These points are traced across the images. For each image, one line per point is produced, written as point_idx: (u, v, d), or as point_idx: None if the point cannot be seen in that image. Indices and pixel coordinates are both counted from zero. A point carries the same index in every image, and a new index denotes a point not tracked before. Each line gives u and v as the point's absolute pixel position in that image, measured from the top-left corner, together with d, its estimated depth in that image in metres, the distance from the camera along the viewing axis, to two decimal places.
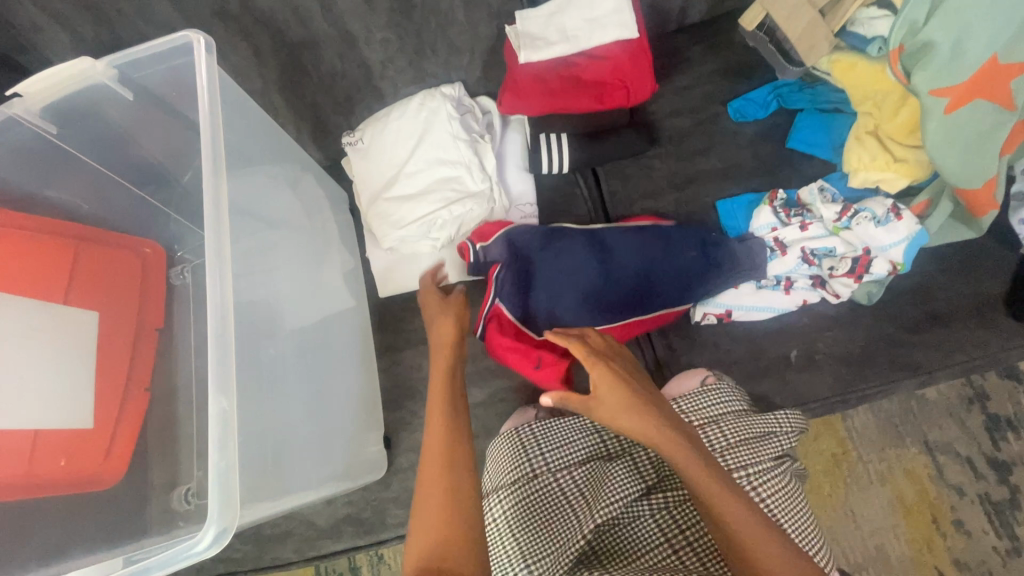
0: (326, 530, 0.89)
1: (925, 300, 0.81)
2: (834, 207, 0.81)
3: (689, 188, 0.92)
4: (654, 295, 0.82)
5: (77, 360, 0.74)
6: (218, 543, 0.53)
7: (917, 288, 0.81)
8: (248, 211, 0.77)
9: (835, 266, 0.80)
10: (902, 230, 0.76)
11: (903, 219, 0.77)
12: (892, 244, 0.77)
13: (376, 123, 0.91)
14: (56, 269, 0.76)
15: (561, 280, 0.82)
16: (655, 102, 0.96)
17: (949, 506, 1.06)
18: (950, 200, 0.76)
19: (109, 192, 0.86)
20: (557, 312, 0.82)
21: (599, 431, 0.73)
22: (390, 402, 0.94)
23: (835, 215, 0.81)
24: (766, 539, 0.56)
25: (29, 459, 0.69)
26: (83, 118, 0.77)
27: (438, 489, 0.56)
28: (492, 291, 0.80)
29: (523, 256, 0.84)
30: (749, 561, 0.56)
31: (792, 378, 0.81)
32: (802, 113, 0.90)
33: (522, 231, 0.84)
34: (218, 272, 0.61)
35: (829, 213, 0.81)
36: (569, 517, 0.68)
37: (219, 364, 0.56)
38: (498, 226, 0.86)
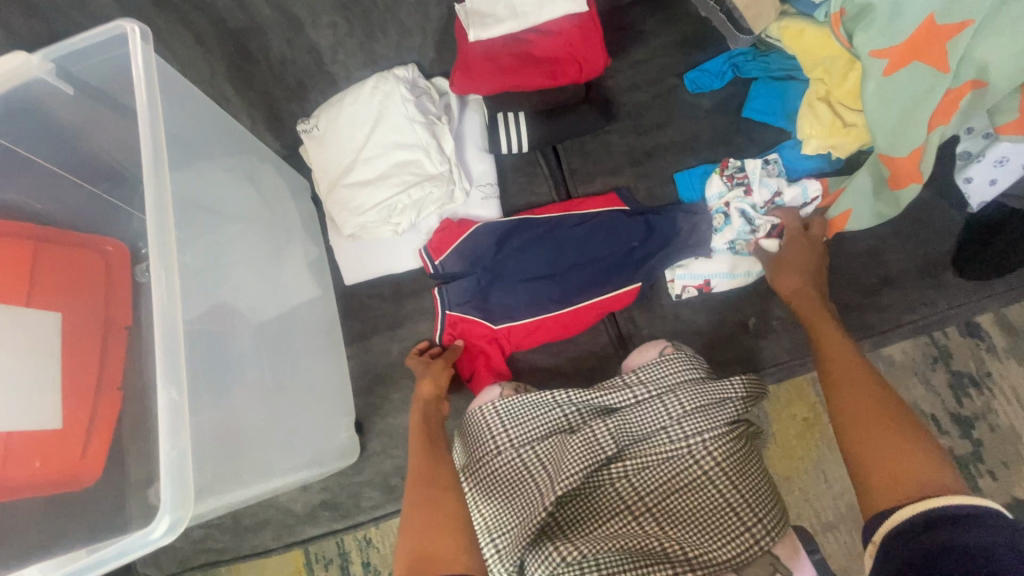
0: (304, 516, 0.91)
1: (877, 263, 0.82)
2: (764, 193, 0.82)
3: (648, 162, 0.92)
4: (604, 277, 0.85)
5: (45, 363, 0.74)
6: (173, 531, 0.54)
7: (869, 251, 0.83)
8: (202, 204, 0.76)
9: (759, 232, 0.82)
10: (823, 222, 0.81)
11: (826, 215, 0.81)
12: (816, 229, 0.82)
13: (331, 109, 0.90)
14: (15, 273, 0.75)
15: (515, 277, 0.86)
16: (612, 77, 0.95)
17: None
18: (882, 170, 0.77)
19: (64, 192, 0.85)
20: (512, 305, 0.85)
21: (560, 405, 0.73)
22: (361, 389, 0.94)
23: (766, 199, 0.83)
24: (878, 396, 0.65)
25: (3, 461, 0.69)
26: (29, 117, 0.75)
27: (421, 501, 0.64)
28: (439, 303, 0.86)
29: (479, 261, 0.88)
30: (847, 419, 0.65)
31: (748, 344, 0.84)
32: (756, 82, 0.90)
33: (481, 234, 0.88)
34: (165, 268, 0.61)
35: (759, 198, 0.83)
36: (532, 491, 0.69)
37: (167, 358, 0.57)
38: (456, 232, 0.89)
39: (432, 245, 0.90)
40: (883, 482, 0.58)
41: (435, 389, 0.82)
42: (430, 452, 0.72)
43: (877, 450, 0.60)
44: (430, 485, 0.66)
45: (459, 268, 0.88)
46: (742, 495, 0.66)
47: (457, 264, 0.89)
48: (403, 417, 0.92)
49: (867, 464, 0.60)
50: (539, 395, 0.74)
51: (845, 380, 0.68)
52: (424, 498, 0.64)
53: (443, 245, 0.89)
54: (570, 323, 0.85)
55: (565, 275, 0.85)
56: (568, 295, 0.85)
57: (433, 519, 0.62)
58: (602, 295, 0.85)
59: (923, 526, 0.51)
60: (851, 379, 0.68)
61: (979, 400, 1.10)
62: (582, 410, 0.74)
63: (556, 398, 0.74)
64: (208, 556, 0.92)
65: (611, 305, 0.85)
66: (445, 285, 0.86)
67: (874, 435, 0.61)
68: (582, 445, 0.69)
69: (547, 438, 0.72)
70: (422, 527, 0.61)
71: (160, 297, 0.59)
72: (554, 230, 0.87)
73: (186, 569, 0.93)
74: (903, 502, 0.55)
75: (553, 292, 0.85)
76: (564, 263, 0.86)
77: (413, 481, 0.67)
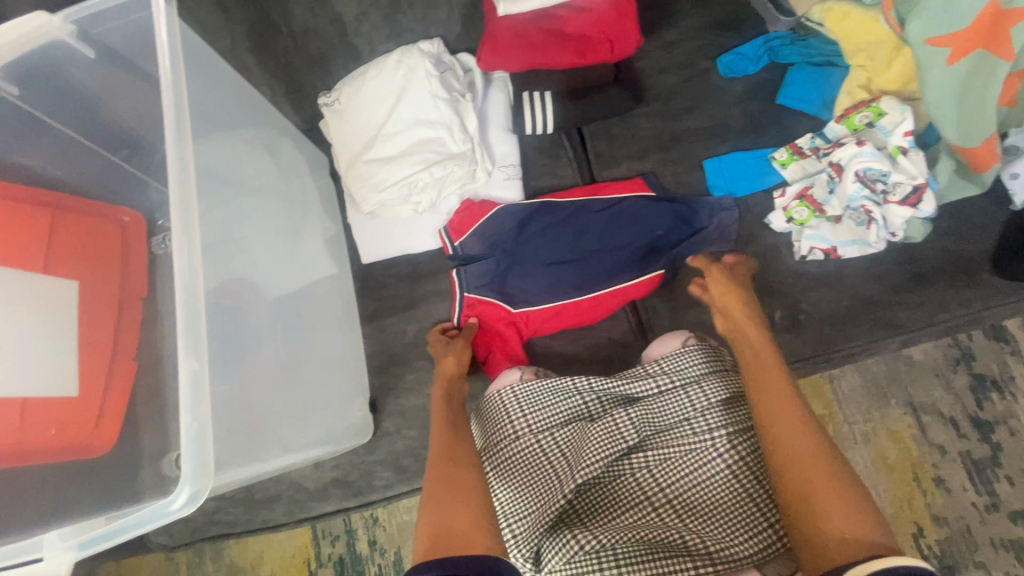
0: (315, 493, 0.90)
1: (911, 259, 0.80)
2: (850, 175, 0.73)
3: (676, 148, 0.90)
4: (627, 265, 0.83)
5: (62, 328, 0.73)
6: (193, 503, 0.54)
7: (906, 248, 0.80)
8: (220, 175, 0.75)
9: (892, 191, 0.72)
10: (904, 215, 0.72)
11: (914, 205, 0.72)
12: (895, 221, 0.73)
13: (353, 83, 0.88)
14: (32, 239, 0.74)
15: (535, 261, 0.84)
16: (641, 58, 0.92)
17: (930, 463, 1.08)
18: (948, 158, 0.73)
19: (81, 159, 0.83)
20: (532, 290, 0.84)
21: (581, 393, 0.73)
22: (375, 368, 0.94)
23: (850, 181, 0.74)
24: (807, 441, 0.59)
25: (20, 426, 0.69)
26: (47, 80, 0.74)
27: (440, 479, 0.63)
28: (457, 286, 0.84)
29: (499, 243, 0.86)
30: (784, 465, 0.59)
31: (773, 338, 0.80)
32: (793, 67, 0.87)
33: (503, 216, 0.87)
34: (186, 238, 0.59)
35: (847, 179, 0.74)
36: (550, 478, 0.68)
37: (189, 328, 0.56)
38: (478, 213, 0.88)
39: (451, 226, 0.89)
40: (827, 541, 0.52)
41: (457, 367, 0.80)
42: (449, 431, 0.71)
43: (825, 502, 0.54)
44: (448, 466, 0.64)
45: (478, 250, 0.87)
46: (765, 491, 0.65)
47: (477, 246, 0.87)
48: (417, 398, 0.91)
49: (817, 524, 0.53)
50: (561, 380, 0.73)
51: (774, 420, 0.62)
52: (443, 476, 0.63)
53: (463, 226, 0.88)
54: (586, 310, 0.84)
55: (584, 259, 0.84)
56: (588, 279, 0.83)
57: (450, 498, 0.60)
58: (619, 283, 0.83)
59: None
60: (776, 423, 0.61)
61: (1001, 404, 1.09)
62: (603, 399, 0.73)
63: (577, 385, 0.73)
64: (220, 528, 0.93)
65: (628, 293, 0.83)
66: (463, 269, 0.85)
67: (814, 485, 0.56)
68: (603, 432, 0.69)
69: (568, 424, 0.71)
70: (441, 510, 0.59)
71: (182, 267, 0.58)
72: (576, 214, 0.86)
73: (197, 539, 0.93)
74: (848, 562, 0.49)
75: (574, 276, 0.83)
76: (586, 248, 0.84)
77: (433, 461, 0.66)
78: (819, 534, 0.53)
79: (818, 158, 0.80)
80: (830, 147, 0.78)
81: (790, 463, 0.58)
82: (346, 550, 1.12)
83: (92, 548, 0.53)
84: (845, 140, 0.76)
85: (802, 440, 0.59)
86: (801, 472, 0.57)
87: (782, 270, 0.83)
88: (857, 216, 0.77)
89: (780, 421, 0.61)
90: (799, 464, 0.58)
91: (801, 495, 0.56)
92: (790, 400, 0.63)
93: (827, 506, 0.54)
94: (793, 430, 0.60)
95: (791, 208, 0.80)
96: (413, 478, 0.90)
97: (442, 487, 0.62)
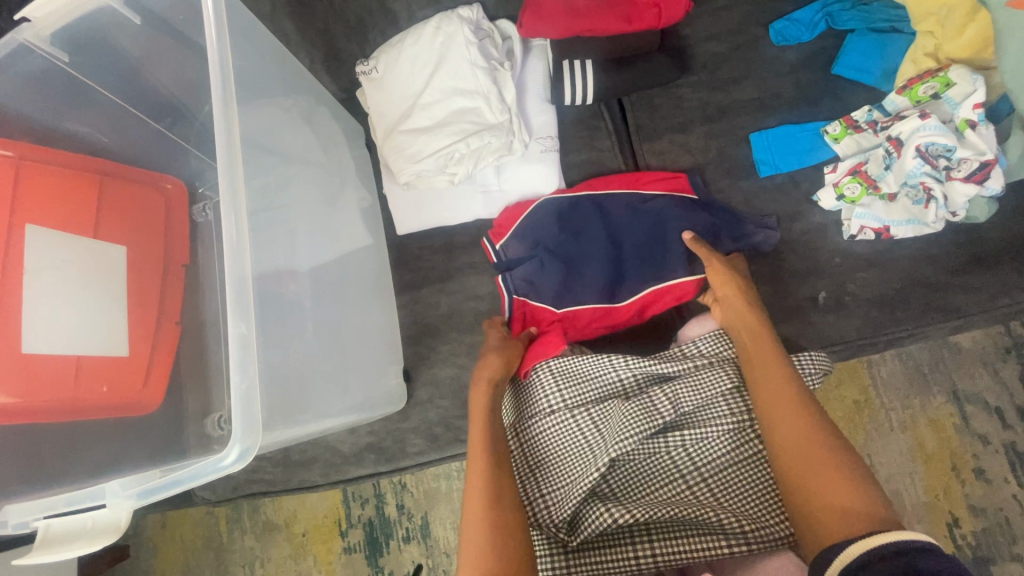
0: (350, 457, 0.93)
1: (971, 241, 0.75)
2: (910, 151, 0.69)
3: (721, 120, 0.86)
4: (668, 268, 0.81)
5: (111, 291, 0.76)
6: (243, 458, 0.55)
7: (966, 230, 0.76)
8: (259, 143, 0.75)
9: (955, 167, 0.68)
10: (971, 191, 0.68)
11: (984, 179, 0.67)
12: (959, 199, 0.69)
13: (390, 51, 0.87)
14: (83, 205, 0.77)
15: (581, 262, 0.83)
16: (689, 25, 0.88)
17: (971, 454, 1.05)
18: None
19: (127, 126, 0.85)
20: (578, 291, 0.83)
21: (618, 371, 0.74)
22: (408, 338, 0.95)
23: (912, 156, 0.69)
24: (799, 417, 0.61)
25: (74, 384, 0.72)
26: (96, 48, 0.75)
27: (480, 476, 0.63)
28: (503, 289, 0.85)
29: (544, 247, 0.84)
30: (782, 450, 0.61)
31: (816, 320, 0.78)
32: (853, 34, 0.82)
33: (543, 211, 0.86)
34: (233, 206, 0.61)
35: (908, 156, 0.70)
36: (585, 452, 0.70)
37: (237, 293, 0.58)
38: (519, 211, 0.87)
39: (493, 232, 0.88)
40: (823, 513, 0.55)
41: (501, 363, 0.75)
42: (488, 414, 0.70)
43: (819, 477, 0.57)
44: (491, 496, 0.61)
45: (520, 252, 0.86)
46: None
47: (519, 248, 0.86)
48: (449, 368, 0.93)
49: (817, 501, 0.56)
50: (599, 357, 0.74)
51: (773, 394, 0.64)
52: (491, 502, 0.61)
53: (504, 228, 0.87)
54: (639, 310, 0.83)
55: (628, 268, 0.82)
56: (633, 280, 0.82)
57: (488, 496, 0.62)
58: (673, 281, 0.81)
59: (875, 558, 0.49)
60: (771, 399, 0.63)
61: None
62: (639, 378, 0.74)
63: (614, 362, 0.73)
64: (260, 486, 0.97)
65: (681, 292, 0.81)
66: (508, 272, 0.85)
67: (808, 455, 0.59)
68: (639, 409, 0.69)
69: (603, 401, 0.72)
70: (488, 534, 0.58)
71: (230, 237, 0.59)
72: (620, 210, 0.84)
73: (239, 495, 0.98)
74: (848, 532, 0.52)
75: (633, 278, 0.82)
76: (630, 261, 0.82)
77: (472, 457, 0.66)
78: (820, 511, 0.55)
79: (874, 133, 0.76)
80: (890, 120, 0.74)
81: (784, 433, 0.61)
82: (375, 511, 1.16)
83: (155, 494, 0.55)
84: (908, 113, 0.73)
85: (799, 414, 0.62)
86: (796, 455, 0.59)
87: (829, 249, 0.79)
88: (915, 193, 0.73)
89: (780, 396, 0.63)
90: (793, 438, 0.60)
91: (800, 468, 0.59)
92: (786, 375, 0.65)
93: (825, 474, 0.57)
94: (786, 409, 0.62)
95: (842, 184, 0.76)
96: (445, 447, 0.91)
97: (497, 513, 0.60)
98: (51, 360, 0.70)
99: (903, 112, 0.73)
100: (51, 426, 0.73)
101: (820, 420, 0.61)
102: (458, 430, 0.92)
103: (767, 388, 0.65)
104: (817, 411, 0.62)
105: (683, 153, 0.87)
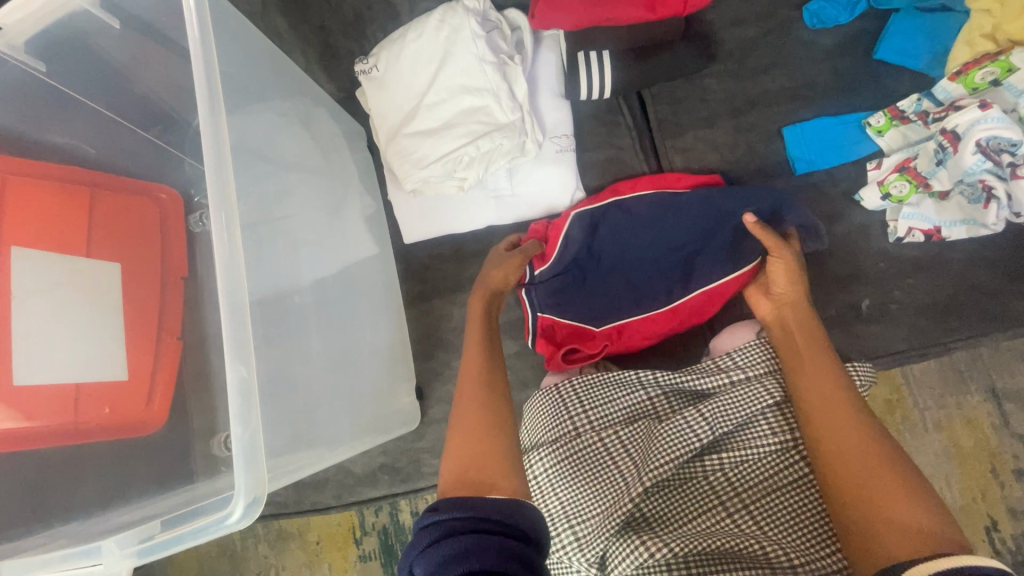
0: (363, 478, 0.90)
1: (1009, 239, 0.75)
2: (970, 146, 0.67)
3: (751, 113, 0.83)
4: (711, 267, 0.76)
5: (107, 312, 0.71)
6: (250, 514, 0.52)
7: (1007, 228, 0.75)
8: (253, 152, 0.68)
9: (1019, 163, 0.66)
10: None
11: None
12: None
13: (391, 46, 0.80)
14: (70, 220, 0.71)
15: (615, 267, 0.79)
16: (714, 9, 0.83)
17: (1011, 454, 0.99)
18: None
19: (115, 135, 0.79)
20: (614, 298, 0.78)
21: (648, 388, 0.69)
22: (420, 353, 0.91)
23: (972, 151, 0.67)
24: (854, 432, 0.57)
25: (74, 411, 0.68)
26: (73, 51, 0.69)
27: (474, 407, 0.62)
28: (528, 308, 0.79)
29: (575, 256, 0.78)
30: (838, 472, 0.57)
31: (859, 330, 0.76)
32: (898, 15, 0.78)
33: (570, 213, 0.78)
34: (226, 223, 0.56)
35: (968, 152, 0.67)
36: (616, 477, 0.65)
37: (235, 331, 0.54)
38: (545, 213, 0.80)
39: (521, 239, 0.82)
40: (887, 538, 0.51)
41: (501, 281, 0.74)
42: (488, 348, 0.68)
43: (881, 498, 0.53)
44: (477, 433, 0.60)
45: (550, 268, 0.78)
46: None
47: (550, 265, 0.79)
48: None
49: (877, 525, 0.52)
50: (626, 374, 0.70)
51: (824, 417, 0.59)
52: (474, 447, 0.59)
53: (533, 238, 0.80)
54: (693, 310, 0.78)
55: (674, 267, 0.77)
56: (679, 281, 0.77)
57: (483, 438, 0.60)
58: (725, 277, 0.76)
59: None
60: (826, 412, 0.59)
61: None
62: (670, 395, 0.70)
63: (642, 379, 0.70)
64: (270, 508, 0.93)
65: (735, 286, 0.76)
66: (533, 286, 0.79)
67: (867, 480, 0.55)
68: (675, 432, 0.64)
69: (633, 423, 0.68)
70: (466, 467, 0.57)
71: (223, 261, 0.55)
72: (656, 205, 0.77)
73: None
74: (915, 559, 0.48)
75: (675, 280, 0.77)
76: (674, 259, 0.77)
77: (467, 383, 0.64)
78: (883, 538, 0.51)
79: (924, 124, 0.74)
80: (943, 111, 0.72)
81: (841, 452, 0.57)
82: (389, 519, 1.11)
83: (152, 554, 0.53)
84: (964, 103, 0.70)
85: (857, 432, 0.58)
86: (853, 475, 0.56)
87: (872, 252, 0.78)
88: (973, 191, 0.71)
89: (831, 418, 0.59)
90: (850, 462, 0.56)
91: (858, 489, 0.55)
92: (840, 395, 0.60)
93: (885, 496, 0.53)
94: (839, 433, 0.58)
95: (889, 181, 0.74)
96: None
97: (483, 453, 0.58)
98: (44, 389, 0.65)
99: (959, 102, 0.71)
100: (50, 457, 0.69)
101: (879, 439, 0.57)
102: None
103: (818, 409, 0.60)
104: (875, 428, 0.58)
105: (709, 150, 0.83)
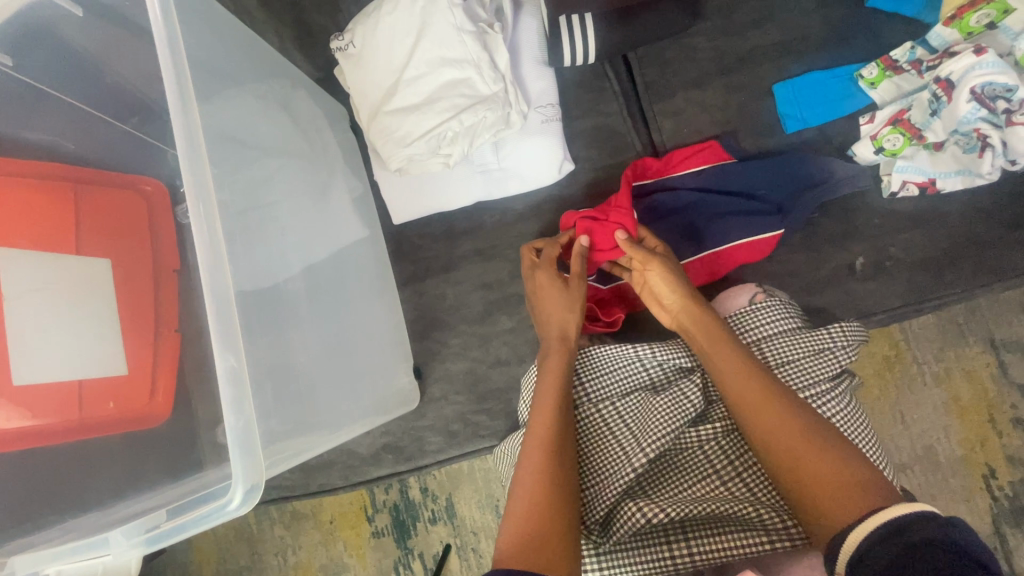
0: (368, 458, 0.91)
1: (1005, 189, 0.74)
2: (968, 97, 0.67)
3: (740, 71, 0.81)
4: (716, 230, 0.76)
5: (104, 309, 0.70)
6: (249, 501, 0.54)
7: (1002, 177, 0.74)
8: (234, 138, 0.67)
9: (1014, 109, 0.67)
10: None
11: None
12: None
13: (366, 20, 0.77)
14: (56, 219, 0.70)
15: None
16: None
17: (1009, 403, 0.99)
18: None
19: (94, 128, 0.76)
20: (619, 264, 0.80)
21: (645, 361, 0.70)
22: (417, 332, 0.91)
23: (970, 101, 0.67)
24: (784, 401, 0.58)
25: (79, 407, 0.68)
26: (40, 46, 0.67)
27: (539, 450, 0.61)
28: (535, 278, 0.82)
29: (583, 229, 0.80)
30: (775, 441, 0.57)
31: (856, 289, 0.76)
32: None
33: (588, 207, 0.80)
34: (204, 208, 0.55)
35: (965, 104, 0.67)
36: (613, 449, 0.66)
37: (220, 320, 0.53)
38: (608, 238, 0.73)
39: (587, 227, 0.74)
40: (833, 501, 0.52)
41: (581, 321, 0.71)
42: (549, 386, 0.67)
43: (819, 459, 0.55)
44: (541, 489, 0.59)
45: None
46: None
47: None
48: (462, 362, 0.89)
49: (818, 487, 0.53)
50: (625, 348, 0.70)
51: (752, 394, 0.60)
52: (535, 502, 0.58)
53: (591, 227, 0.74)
54: (697, 272, 0.77)
55: (682, 232, 0.77)
56: (689, 243, 0.77)
57: (538, 490, 0.59)
58: (735, 240, 0.76)
59: (890, 533, 0.46)
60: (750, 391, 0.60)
61: None
62: (666, 368, 0.70)
63: (639, 354, 0.70)
64: (280, 492, 0.95)
65: (746, 252, 0.76)
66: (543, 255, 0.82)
67: (810, 444, 0.56)
68: (669, 402, 0.66)
69: (631, 394, 0.69)
70: (534, 523, 0.57)
71: (204, 249, 0.55)
72: (663, 179, 0.79)
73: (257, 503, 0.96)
74: (860, 516, 0.49)
75: (685, 243, 0.77)
76: (679, 224, 0.77)
77: (533, 429, 0.64)
78: (830, 501, 0.52)
79: (918, 73, 0.73)
80: (937, 58, 0.71)
81: (779, 423, 0.57)
82: (400, 496, 1.13)
83: (158, 543, 0.55)
84: (959, 48, 0.69)
85: (790, 404, 0.59)
86: (789, 443, 0.56)
87: (869, 208, 0.77)
88: (968, 141, 0.71)
89: (747, 390, 0.60)
90: (794, 431, 0.57)
91: (803, 454, 0.55)
92: (751, 375, 0.60)
93: (818, 459, 0.55)
94: (762, 406, 0.59)
95: (882, 135, 0.73)
96: (464, 443, 0.89)
97: (527, 505, 0.58)
98: (45, 387, 0.65)
99: (953, 48, 0.70)
100: (54, 458, 0.70)
101: (805, 413, 0.58)
102: (476, 426, 0.88)
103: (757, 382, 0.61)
104: (796, 402, 0.59)
105: (699, 112, 0.82)
